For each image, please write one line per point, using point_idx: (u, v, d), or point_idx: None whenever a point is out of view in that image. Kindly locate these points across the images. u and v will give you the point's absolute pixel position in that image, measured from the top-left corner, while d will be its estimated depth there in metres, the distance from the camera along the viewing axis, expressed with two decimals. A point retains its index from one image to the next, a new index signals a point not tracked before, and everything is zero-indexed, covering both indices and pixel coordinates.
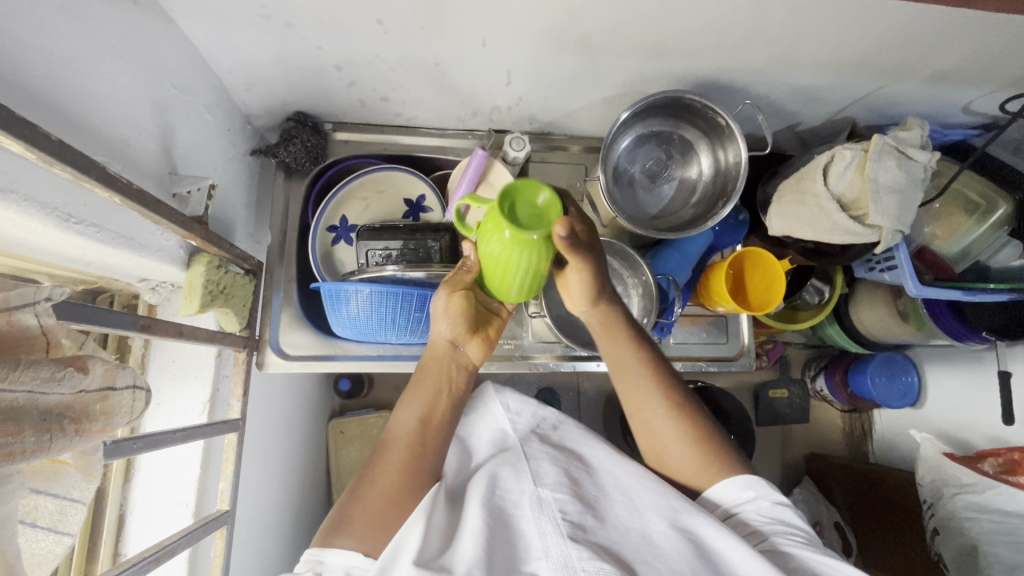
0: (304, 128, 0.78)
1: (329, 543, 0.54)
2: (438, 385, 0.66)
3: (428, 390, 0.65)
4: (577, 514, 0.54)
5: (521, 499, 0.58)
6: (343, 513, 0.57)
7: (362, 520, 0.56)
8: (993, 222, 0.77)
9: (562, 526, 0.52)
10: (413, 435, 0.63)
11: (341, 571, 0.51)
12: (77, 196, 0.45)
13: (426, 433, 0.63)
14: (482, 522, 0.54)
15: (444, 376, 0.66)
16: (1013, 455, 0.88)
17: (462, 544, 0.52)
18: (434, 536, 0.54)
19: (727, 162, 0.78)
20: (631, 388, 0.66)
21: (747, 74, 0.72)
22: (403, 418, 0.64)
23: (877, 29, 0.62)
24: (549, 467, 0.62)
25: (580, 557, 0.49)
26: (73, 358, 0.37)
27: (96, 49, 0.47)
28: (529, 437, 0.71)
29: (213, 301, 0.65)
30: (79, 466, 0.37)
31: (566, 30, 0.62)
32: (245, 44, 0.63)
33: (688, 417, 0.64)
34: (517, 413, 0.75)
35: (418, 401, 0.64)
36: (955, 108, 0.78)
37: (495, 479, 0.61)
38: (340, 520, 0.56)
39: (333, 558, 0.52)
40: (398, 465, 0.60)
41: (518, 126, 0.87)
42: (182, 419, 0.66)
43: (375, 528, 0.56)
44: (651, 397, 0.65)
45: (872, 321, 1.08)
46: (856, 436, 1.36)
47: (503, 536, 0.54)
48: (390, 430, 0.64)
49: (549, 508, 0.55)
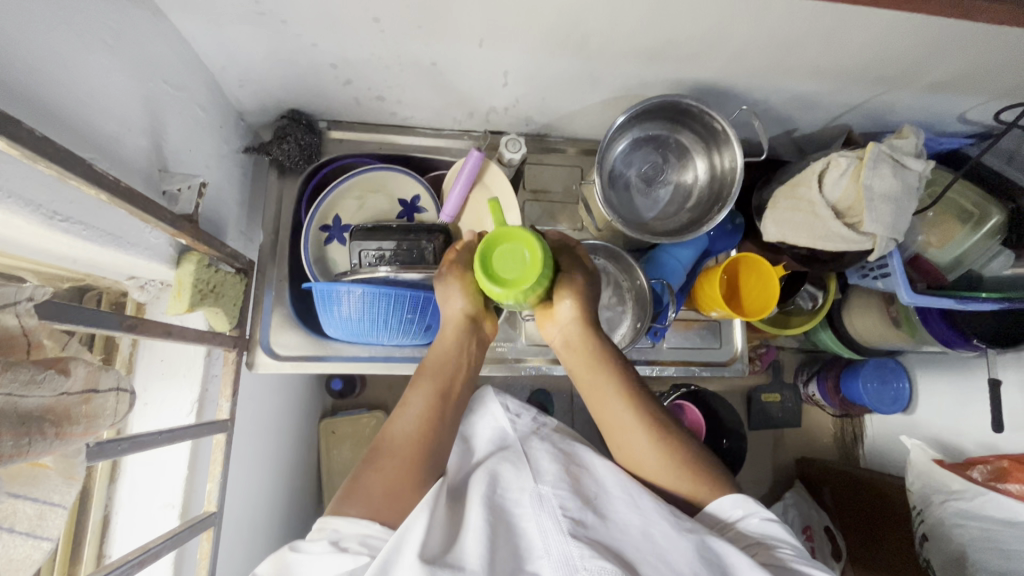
0: (298, 125, 0.78)
1: (344, 513, 0.53)
2: (454, 363, 0.66)
3: (442, 368, 0.65)
4: (577, 510, 0.55)
5: (521, 497, 0.58)
6: (356, 485, 0.56)
7: (376, 489, 0.56)
8: (986, 230, 0.77)
9: (564, 524, 0.53)
10: (429, 410, 0.62)
11: (356, 542, 0.51)
12: (63, 194, 0.44)
13: (442, 409, 0.63)
14: (483, 520, 0.54)
15: (461, 355, 0.66)
16: (1002, 462, 0.88)
17: (463, 541, 0.52)
18: (436, 531, 0.54)
19: (723, 167, 0.77)
20: (612, 418, 0.65)
21: (744, 80, 0.72)
22: (419, 393, 0.63)
23: (874, 37, 0.62)
24: (550, 466, 0.63)
25: (582, 555, 0.49)
26: (55, 360, 0.36)
27: (85, 43, 0.46)
28: (529, 437, 0.71)
29: (203, 300, 0.64)
30: (60, 469, 0.36)
31: (563, 32, 0.62)
32: (238, 40, 0.62)
33: (672, 443, 0.62)
34: (517, 414, 0.77)
35: (431, 379, 0.64)
36: (950, 117, 0.78)
37: (495, 477, 0.61)
38: (355, 488, 0.56)
39: (346, 527, 0.52)
40: (414, 438, 0.60)
41: (515, 128, 0.86)
42: (170, 419, 0.65)
43: (387, 498, 0.56)
44: (630, 427, 0.63)
45: (864, 328, 1.09)
46: (848, 440, 1.37)
47: (503, 534, 0.54)
48: (403, 404, 0.63)
49: (550, 505, 0.55)
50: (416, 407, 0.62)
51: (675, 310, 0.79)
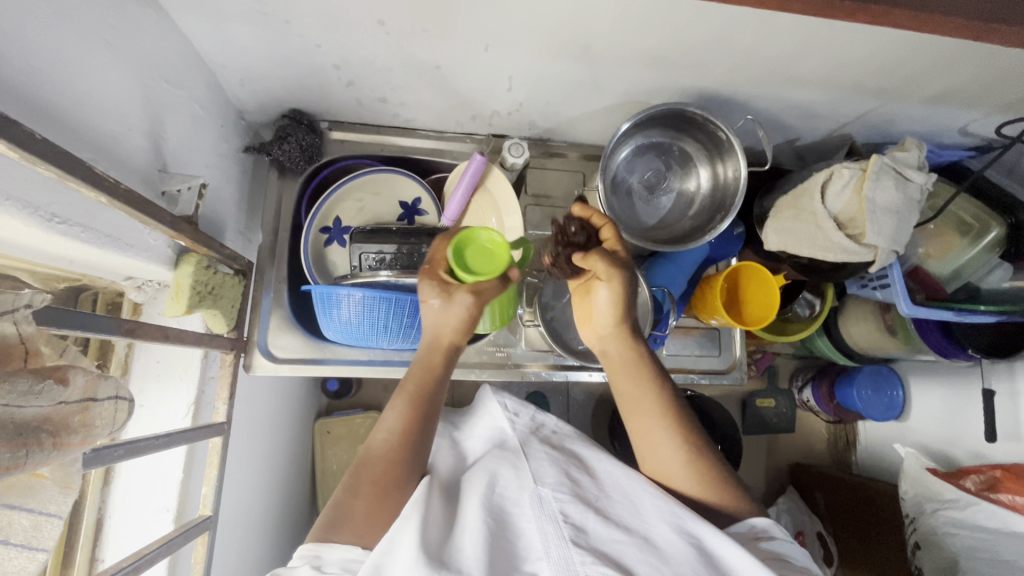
0: (299, 126, 0.77)
1: (329, 540, 0.53)
2: (429, 379, 0.65)
3: (417, 381, 0.64)
4: (578, 514, 0.54)
5: (521, 498, 0.57)
6: (339, 510, 0.56)
7: (356, 515, 0.56)
8: (986, 243, 0.77)
9: (565, 529, 0.52)
10: (405, 427, 0.61)
11: (339, 566, 0.51)
12: (61, 195, 0.43)
13: (417, 424, 0.62)
14: (483, 522, 0.54)
15: (433, 370, 0.65)
16: (995, 473, 0.89)
17: (462, 540, 0.52)
18: (432, 529, 0.53)
19: (726, 176, 0.77)
20: (645, 426, 0.64)
21: (749, 89, 0.71)
22: (393, 411, 0.62)
23: (881, 50, 0.62)
24: (550, 467, 0.62)
25: (583, 561, 0.49)
26: (53, 369, 0.35)
27: (85, 43, 0.45)
28: (528, 437, 0.70)
29: (201, 302, 0.63)
30: (56, 478, 0.35)
31: (570, 38, 0.61)
32: (241, 39, 0.61)
33: (700, 450, 0.62)
34: (516, 414, 0.75)
35: (402, 409, 0.62)
36: (952, 129, 0.79)
37: (494, 478, 0.61)
38: (335, 513, 0.56)
39: (330, 553, 0.52)
40: (388, 457, 0.59)
41: (517, 131, 0.86)
42: (166, 422, 0.64)
43: (367, 521, 0.56)
44: (663, 431, 0.63)
45: (861, 336, 1.09)
46: (840, 445, 1.37)
47: (502, 535, 0.53)
48: (379, 426, 0.62)
49: (551, 508, 0.55)
50: (392, 425, 0.61)
51: (675, 319, 0.78)
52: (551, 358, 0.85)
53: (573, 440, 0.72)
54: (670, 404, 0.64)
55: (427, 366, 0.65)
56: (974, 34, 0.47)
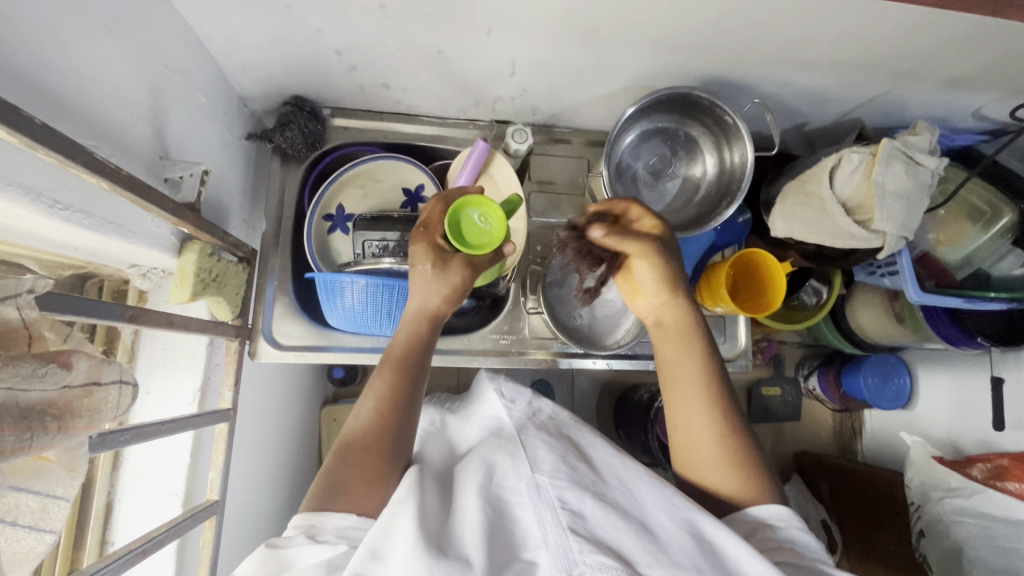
0: (301, 113, 0.77)
1: (323, 509, 0.55)
2: (415, 351, 0.65)
3: (401, 352, 0.65)
4: (575, 500, 0.54)
5: (518, 486, 0.57)
6: (334, 480, 0.57)
7: (347, 485, 0.57)
8: (997, 230, 0.76)
9: (562, 516, 0.52)
10: (392, 398, 0.62)
11: (332, 534, 0.53)
12: (65, 182, 0.43)
13: (402, 392, 0.63)
14: (480, 511, 0.54)
15: (420, 341, 0.66)
16: (1002, 461, 0.89)
17: (462, 529, 0.52)
18: (428, 516, 0.54)
19: (733, 161, 0.76)
20: (687, 399, 0.64)
21: (757, 72, 0.70)
22: (381, 383, 0.63)
23: (894, 30, 0.60)
24: (546, 454, 0.61)
25: (581, 549, 0.49)
26: (56, 353, 0.35)
27: (85, 27, 0.45)
28: (525, 424, 0.69)
29: (205, 290, 0.63)
30: (63, 461, 0.36)
31: (574, 21, 0.60)
32: (243, 24, 0.61)
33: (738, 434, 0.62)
34: (512, 400, 0.73)
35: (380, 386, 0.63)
36: (966, 113, 0.77)
37: (491, 467, 0.60)
38: (325, 484, 0.57)
39: (324, 522, 0.54)
40: (376, 429, 0.60)
41: (521, 117, 0.85)
42: (173, 408, 0.65)
43: (358, 492, 0.57)
44: (698, 401, 0.63)
45: (868, 323, 1.08)
46: (846, 433, 1.38)
47: (501, 525, 0.54)
48: (361, 402, 0.63)
49: (548, 496, 0.54)
50: (379, 397, 0.62)
51: None
52: (555, 346, 0.85)
53: (570, 426, 0.71)
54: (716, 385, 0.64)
55: (411, 343, 0.66)
56: None
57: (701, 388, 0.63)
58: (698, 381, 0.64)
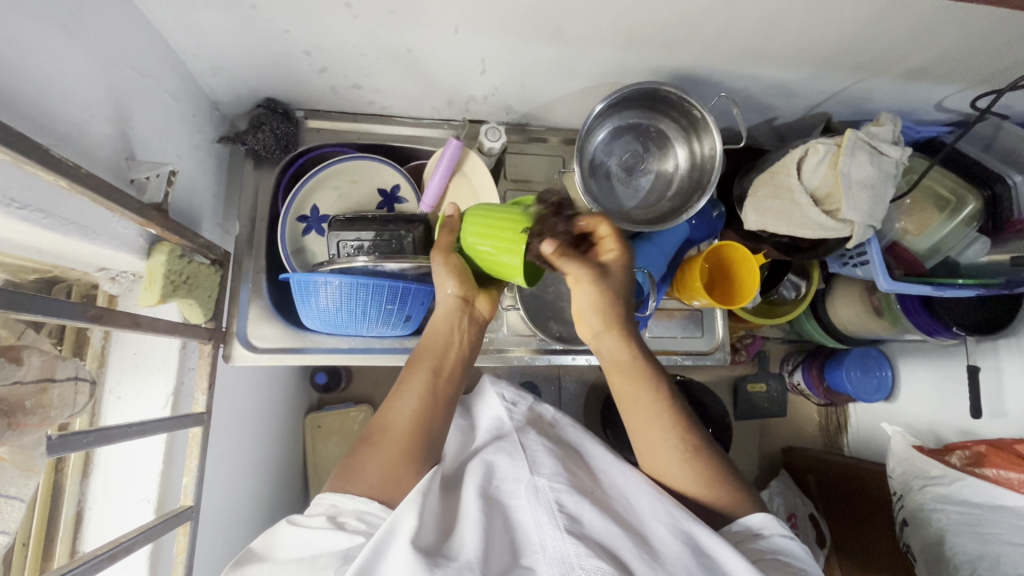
0: (273, 114, 0.76)
1: (345, 490, 0.54)
2: (444, 342, 0.65)
3: (440, 345, 0.65)
4: (574, 504, 0.54)
5: (517, 490, 0.57)
6: (356, 466, 0.56)
7: (372, 467, 0.56)
8: (963, 217, 0.78)
9: (560, 519, 0.52)
10: (426, 389, 0.62)
11: (354, 516, 0.52)
12: (21, 181, 0.43)
13: (440, 383, 0.63)
14: (479, 513, 0.53)
15: (452, 333, 0.66)
16: (980, 448, 0.90)
17: (462, 533, 0.52)
18: (429, 520, 0.53)
19: (703, 154, 0.77)
20: (643, 422, 0.64)
21: (721, 68, 0.71)
22: (415, 375, 0.63)
23: (851, 24, 0.61)
24: (546, 457, 0.61)
25: (578, 553, 0.48)
26: (8, 348, 0.37)
27: (42, 27, 0.45)
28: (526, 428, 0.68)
29: (176, 292, 0.63)
30: (17, 461, 0.35)
31: (541, 18, 0.61)
32: (208, 26, 0.61)
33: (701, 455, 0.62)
34: (513, 403, 0.73)
35: (422, 374, 0.63)
36: (928, 104, 0.79)
37: (491, 470, 0.60)
38: (350, 467, 0.56)
39: (345, 503, 0.53)
40: (411, 425, 0.59)
41: (495, 116, 0.85)
42: (144, 413, 0.64)
43: (385, 475, 0.56)
44: (661, 429, 0.63)
45: (846, 316, 1.10)
46: (831, 427, 1.39)
47: (500, 531, 0.53)
48: (398, 392, 0.62)
49: (546, 498, 0.55)
50: (413, 389, 0.61)
51: (656, 300, 0.79)
52: (534, 343, 0.85)
53: (572, 431, 0.71)
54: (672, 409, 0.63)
55: (440, 336, 0.66)
56: None
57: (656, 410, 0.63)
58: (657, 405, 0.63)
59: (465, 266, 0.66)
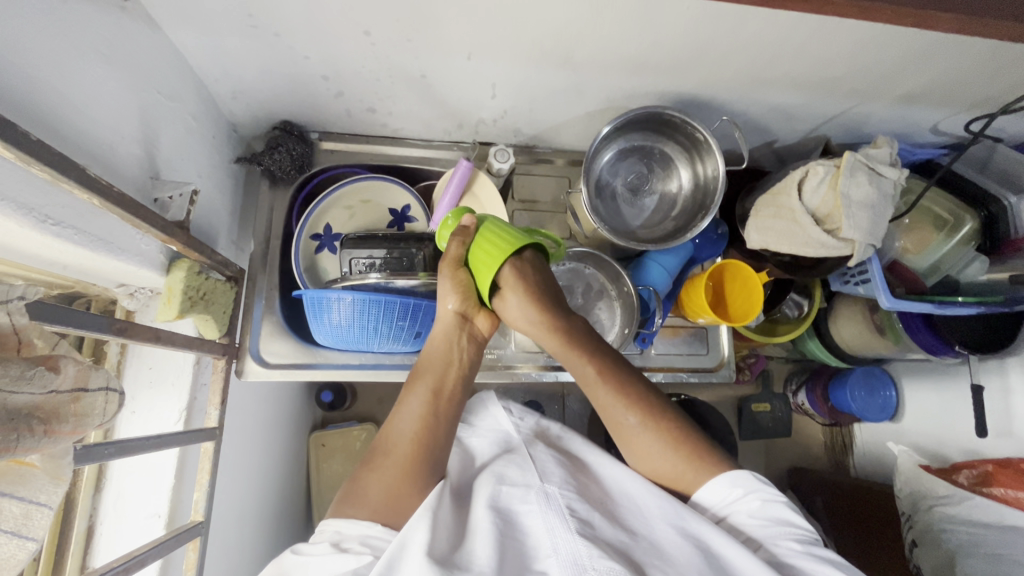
0: (289, 136, 0.79)
1: (347, 515, 0.55)
2: (445, 360, 0.65)
3: (440, 365, 0.65)
4: (585, 512, 0.55)
5: (527, 495, 0.57)
6: (358, 489, 0.57)
7: (376, 491, 0.57)
8: (962, 236, 0.80)
9: (572, 523, 0.53)
10: (425, 411, 0.62)
11: (357, 541, 0.53)
12: (57, 199, 0.45)
13: (442, 402, 0.63)
14: (491, 523, 0.54)
15: (451, 351, 0.65)
16: (987, 467, 0.90)
17: (472, 543, 0.52)
18: (441, 531, 0.53)
19: (706, 175, 0.80)
20: (598, 403, 0.66)
21: (723, 93, 0.74)
22: (413, 397, 0.63)
23: (847, 52, 0.64)
24: (555, 467, 0.62)
25: (591, 555, 0.49)
26: (45, 357, 0.38)
27: (80, 54, 0.47)
28: (533, 439, 0.70)
29: (193, 307, 0.64)
30: (47, 468, 0.37)
31: (550, 45, 0.64)
32: (232, 52, 0.63)
33: (657, 417, 0.64)
34: (520, 418, 0.74)
35: (422, 395, 0.63)
36: (924, 128, 0.81)
37: (501, 477, 0.61)
38: (354, 491, 0.57)
39: (349, 529, 0.54)
40: (411, 446, 0.60)
41: (503, 139, 0.88)
42: (158, 427, 0.64)
43: (389, 499, 0.56)
44: (615, 406, 0.65)
45: (850, 335, 1.10)
46: (837, 447, 1.38)
47: (511, 538, 0.53)
48: (399, 413, 0.62)
49: (558, 504, 0.55)
50: (411, 411, 0.62)
51: (661, 317, 0.80)
52: (541, 361, 0.86)
53: (579, 442, 0.72)
54: (615, 380, 0.65)
55: (442, 353, 0.65)
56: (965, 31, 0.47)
57: (602, 388, 0.65)
58: (596, 381, 0.66)
59: (470, 281, 0.66)
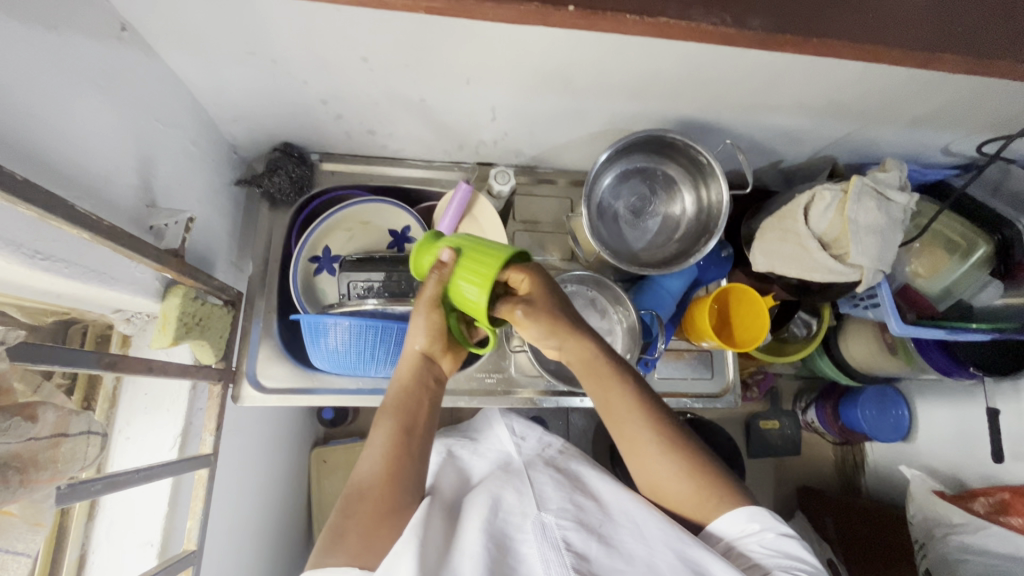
0: (289, 158, 0.79)
1: (324, 563, 0.52)
2: (412, 398, 0.63)
3: (397, 399, 0.62)
4: (581, 542, 0.53)
5: (524, 523, 0.57)
6: (335, 530, 0.55)
7: (354, 535, 0.54)
8: (975, 261, 0.77)
9: (567, 557, 0.51)
10: (392, 448, 0.60)
11: None
12: (46, 234, 0.45)
13: (409, 438, 0.61)
14: (484, 547, 0.52)
15: (417, 389, 0.63)
16: (1003, 495, 0.86)
17: (461, 566, 0.50)
18: (430, 550, 0.52)
19: (710, 199, 0.78)
20: (631, 432, 0.62)
21: (727, 116, 0.73)
22: (379, 431, 0.61)
23: (854, 77, 0.63)
24: (554, 494, 0.62)
25: None
26: (24, 406, 0.38)
27: (77, 86, 0.47)
28: (533, 462, 0.71)
29: (188, 333, 0.64)
30: (25, 515, 0.37)
31: (548, 70, 0.63)
32: (232, 79, 0.64)
33: (693, 456, 0.61)
34: (523, 435, 0.79)
35: (386, 434, 0.60)
36: (934, 149, 0.79)
37: (498, 501, 0.60)
38: (335, 535, 0.54)
39: None
40: (382, 481, 0.58)
41: (504, 160, 0.87)
42: (151, 455, 0.64)
43: (366, 542, 0.54)
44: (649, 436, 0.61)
45: (863, 355, 1.07)
46: (848, 469, 1.35)
47: (503, 562, 0.52)
48: (368, 445, 0.61)
49: (553, 536, 0.54)
50: (377, 449, 0.60)
51: (665, 342, 0.78)
52: (542, 383, 0.84)
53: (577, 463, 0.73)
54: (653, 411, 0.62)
55: (409, 392, 0.63)
56: (978, 65, 0.45)
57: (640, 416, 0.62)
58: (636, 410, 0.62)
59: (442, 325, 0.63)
